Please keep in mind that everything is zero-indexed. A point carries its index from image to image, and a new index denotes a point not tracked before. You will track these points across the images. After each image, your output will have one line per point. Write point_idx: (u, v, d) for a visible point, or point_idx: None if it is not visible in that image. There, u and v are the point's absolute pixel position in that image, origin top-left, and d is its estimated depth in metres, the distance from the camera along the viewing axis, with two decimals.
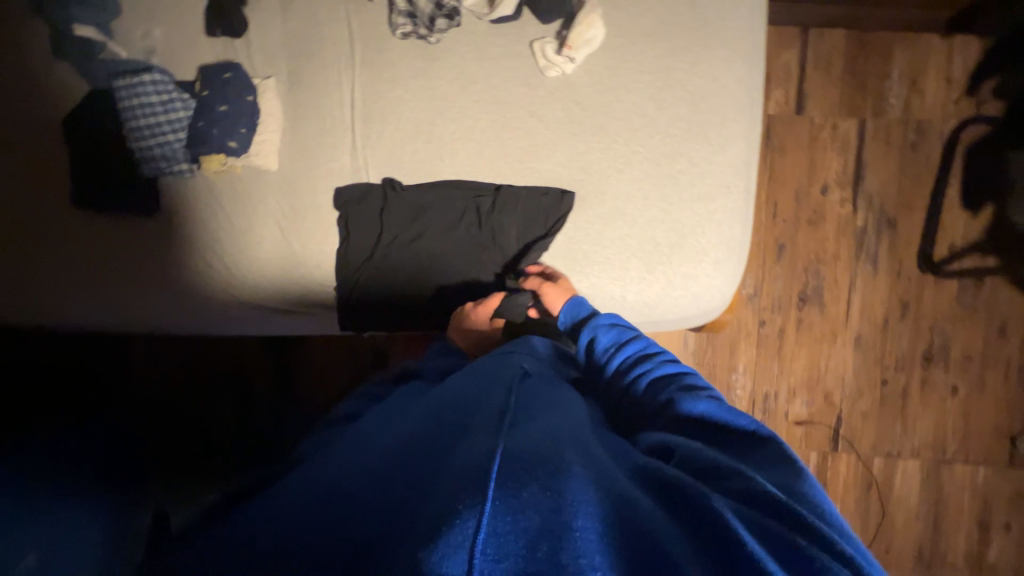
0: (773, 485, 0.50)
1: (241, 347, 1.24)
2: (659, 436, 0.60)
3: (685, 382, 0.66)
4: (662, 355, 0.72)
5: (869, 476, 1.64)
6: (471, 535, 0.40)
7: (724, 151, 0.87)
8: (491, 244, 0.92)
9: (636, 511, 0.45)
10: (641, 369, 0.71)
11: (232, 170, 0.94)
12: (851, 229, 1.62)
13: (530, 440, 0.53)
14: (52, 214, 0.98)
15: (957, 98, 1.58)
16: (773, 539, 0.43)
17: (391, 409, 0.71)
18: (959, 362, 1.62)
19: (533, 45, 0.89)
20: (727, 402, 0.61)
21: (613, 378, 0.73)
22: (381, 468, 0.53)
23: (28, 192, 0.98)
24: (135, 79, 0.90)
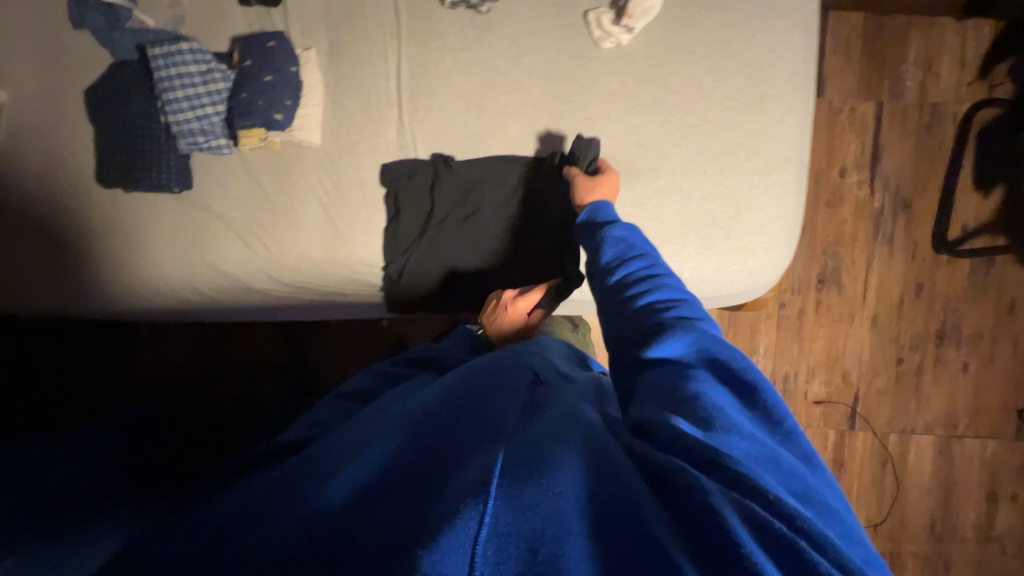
0: (773, 463, 0.44)
1: (257, 334, 1.24)
2: (643, 386, 0.53)
3: (679, 310, 0.57)
4: (666, 276, 0.63)
5: (884, 453, 1.67)
6: (473, 531, 0.37)
7: (780, 124, 0.86)
8: (542, 217, 0.90)
9: (631, 512, 0.41)
10: (639, 289, 0.62)
11: (272, 146, 0.90)
12: (868, 211, 1.64)
13: (541, 430, 0.49)
14: (66, 191, 0.92)
15: (970, 81, 1.61)
16: (771, 533, 0.38)
17: (398, 396, 0.66)
18: (970, 339, 1.66)
19: (587, 16, 0.87)
20: (722, 342, 0.53)
21: (609, 293, 0.65)
22: (383, 463, 0.50)
23: (38, 173, 0.93)
24: (173, 47, 0.85)
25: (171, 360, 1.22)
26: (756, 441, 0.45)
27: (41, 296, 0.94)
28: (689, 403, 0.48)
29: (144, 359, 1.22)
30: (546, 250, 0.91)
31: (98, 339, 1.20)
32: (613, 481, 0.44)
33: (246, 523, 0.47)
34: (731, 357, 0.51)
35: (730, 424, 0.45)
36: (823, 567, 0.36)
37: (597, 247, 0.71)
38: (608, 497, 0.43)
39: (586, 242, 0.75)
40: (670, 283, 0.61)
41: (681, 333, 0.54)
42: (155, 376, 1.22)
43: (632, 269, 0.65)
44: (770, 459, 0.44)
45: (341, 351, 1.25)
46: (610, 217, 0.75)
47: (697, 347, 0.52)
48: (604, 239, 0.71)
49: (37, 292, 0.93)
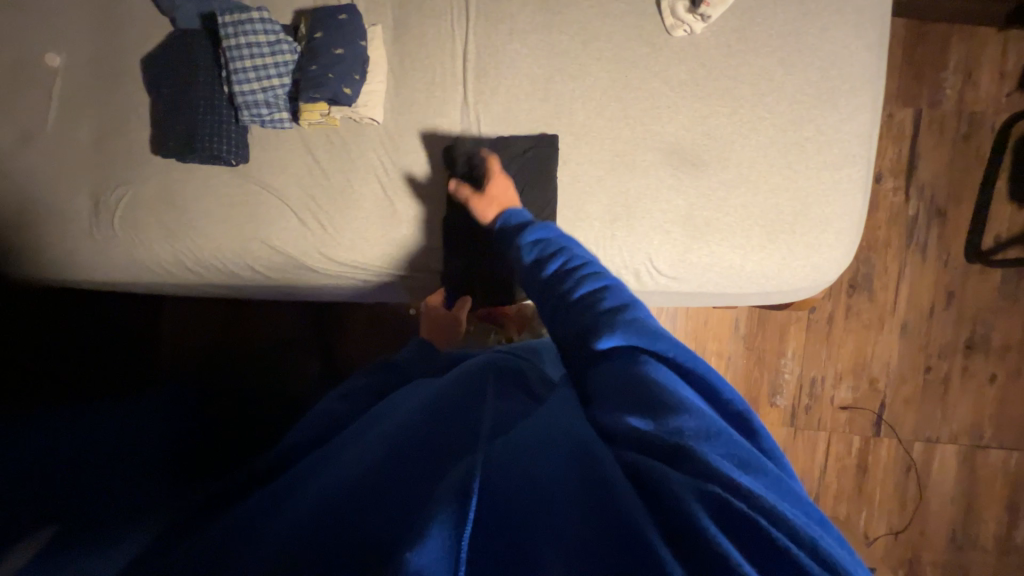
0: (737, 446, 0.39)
1: (283, 316, 1.20)
2: (595, 384, 0.49)
3: (605, 303, 0.54)
4: (588, 272, 0.59)
5: (908, 461, 1.61)
6: (456, 532, 0.35)
7: (851, 120, 0.86)
8: (527, 188, 0.87)
9: (601, 497, 0.38)
10: (564, 291, 0.58)
11: (332, 123, 0.89)
12: (903, 218, 1.58)
13: (525, 427, 0.48)
14: (114, 160, 0.90)
15: (1009, 92, 1.55)
16: (745, 525, 0.34)
17: (394, 396, 0.62)
18: (998, 350, 1.61)
19: (661, 3, 0.86)
20: (655, 326, 0.50)
21: (538, 300, 0.62)
22: (368, 457, 0.47)
23: (87, 140, 0.91)
24: (243, 16, 0.83)
25: (198, 343, 1.19)
26: (707, 420, 0.41)
27: (94, 265, 0.92)
28: (635, 392, 0.45)
29: (169, 341, 1.19)
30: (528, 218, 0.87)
31: (125, 316, 1.18)
32: (584, 467, 0.41)
33: (249, 533, 0.45)
34: (665, 338, 0.48)
35: (682, 407, 0.41)
36: (792, 553, 0.32)
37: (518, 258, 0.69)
38: (582, 481, 0.40)
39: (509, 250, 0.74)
40: (591, 278, 0.57)
41: (612, 326, 0.50)
42: (180, 358, 1.19)
43: (556, 268, 0.62)
44: (727, 434, 0.40)
45: (365, 335, 1.21)
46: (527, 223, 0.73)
47: (628, 334, 0.49)
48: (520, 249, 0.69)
49: (92, 262, 0.92)
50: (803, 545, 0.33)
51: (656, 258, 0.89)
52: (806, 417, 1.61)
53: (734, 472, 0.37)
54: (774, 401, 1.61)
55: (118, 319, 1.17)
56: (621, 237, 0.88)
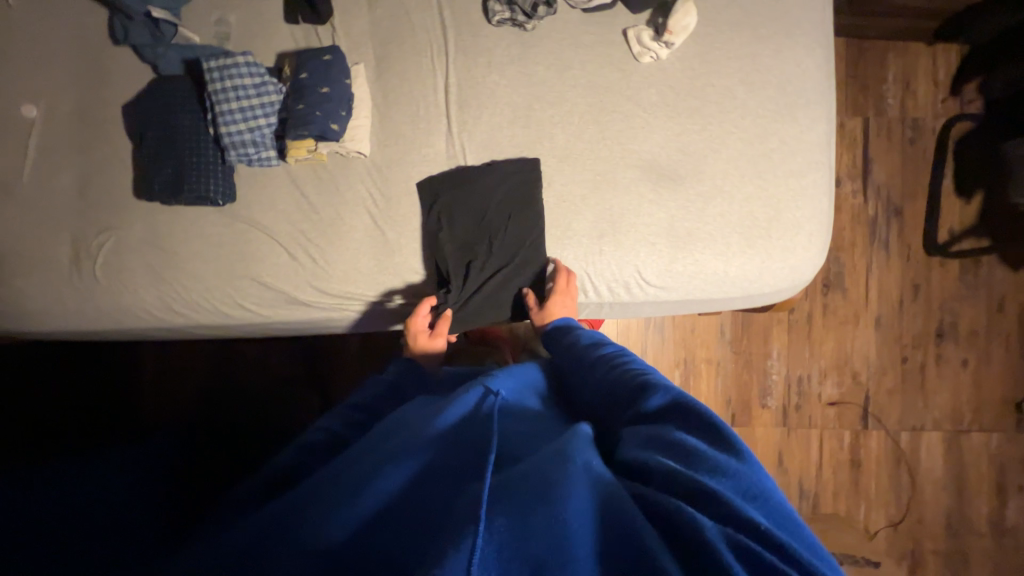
0: (759, 500, 0.46)
1: (271, 353, 1.17)
2: (627, 438, 0.56)
3: (648, 373, 0.65)
4: (630, 355, 0.71)
5: (898, 451, 1.66)
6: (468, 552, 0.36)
7: (810, 130, 0.93)
8: (513, 213, 0.91)
9: (626, 532, 0.41)
10: (613, 362, 0.70)
11: (319, 158, 0.90)
12: (864, 218, 1.68)
13: (543, 454, 0.49)
14: (95, 205, 0.89)
15: (943, 99, 1.67)
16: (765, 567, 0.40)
17: (410, 410, 0.60)
18: (967, 337, 1.69)
19: (627, 33, 0.92)
20: (685, 394, 0.58)
21: (587, 368, 0.73)
22: (389, 478, 0.46)
23: (66, 189, 0.89)
24: (228, 60, 0.85)
25: (183, 387, 1.15)
26: (739, 476, 0.47)
27: (79, 314, 0.89)
28: (673, 446, 0.51)
29: (150, 387, 1.14)
30: (515, 242, 0.91)
31: (106, 366, 1.13)
32: (606, 502, 0.44)
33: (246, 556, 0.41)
34: (694, 403, 0.55)
35: (711, 464, 0.47)
36: None
37: (565, 339, 0.81)
38: (605, 517, 0.43)
39: (550, 336, 0.85)
40: (634, 359, 0.70)
41: (657, 391, 0.60)
42: (165, 404, 1.15)
43: (603, 350, 0.74)
44: (756, 493, 0.46)
45: (357, 367, 1.18)
46: (569, 319, 0.86)
47: (668, 393, 0.59)
48: (569, 335, 0.82)
49: (75, 310, 0.89)
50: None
51: (644, 270, 0.92)
52: (798, 415, 1.65)
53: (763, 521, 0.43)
54: (766, 403, 1.64)
55: (98, 370, 1.12)
56: (608, 252, 0.92)
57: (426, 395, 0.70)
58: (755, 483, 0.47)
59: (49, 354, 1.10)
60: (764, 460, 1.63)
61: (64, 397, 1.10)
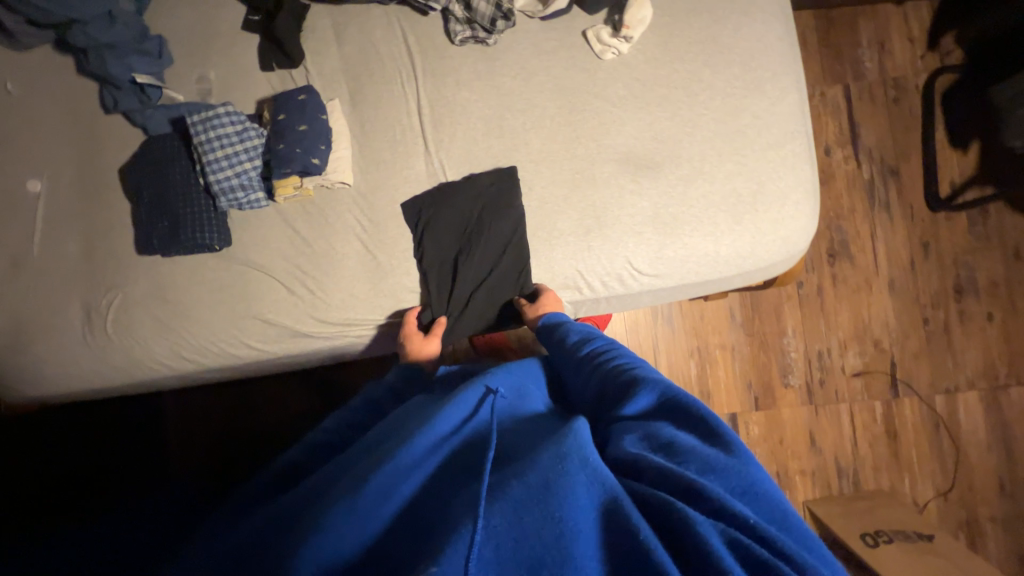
0: (748, 496, 0.48)
1: (282, 389, 1.19)
2: (621, 432, 0.57)
3: (639, 369, 0.66)
4: (622, 350, 0.72)
5: (935, 416, 1.59)
6: (468, 543, 0.38)
7: (781, 101, 0.93)
8: (494, 219, 0.92)
9: (626, 528, 0.42)
10: (604, 358, 0.71)
11: (305, 193, 0.93)
12: (861, 183, 1.64)
13: (543, 450, 0.48)
14: (99, 263, 0.93)
15: (923, 54, 1.64)
16: (757, 562, 0.41)
17: (408, 413, 0.59)
18: (988, 289, 1.63)
19: (586, 34, 0.95)
20: (679, 392, 0.60)
21: (580, 365, 0.73)
22: (388, 489, 0.44)
23: (72, 254, 0.94)
24: (210, 113, 0.90)
25: (201, 430, 1.18)
26: (730, 475, 0.49)
27: (95, 373, 0.93)
28: (666, 444, 0.53)
29: (168, 434, 1.17)
30: (499, 246, 0.93)
31: (129, 420, 1.16)
32: (610, 503, 0.44)
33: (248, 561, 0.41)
34: (688, 400, 0.57)
35: (703, 463, 0.50)
36: None
37: (559, 335, 0.81)
38: (607, 516, 0.43)
39: (543, 335, 0.85)
40: (626, 354, 0.71)
41: (647, 388, 0.61)
42: (184, 449, 1.17)
43: (595, 346, 0.75)
44: (746, 490, 0.49)
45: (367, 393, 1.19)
46: (561, 315, 0.86)
47: (659, 392, 0.61)
48: (562, 330, 0.82)
49: (91, 370, 0.92)
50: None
51: (634, 260, 0.92)
52: (823, 391, 1.60)
53: (753, 516, 0.44)
54: (787, 382, 1.59)
55: (120, 424, 1.15)
56: (596, 247, 0.92)
57: (422, 393, 0.69)
58: (746, 479, 0.49)
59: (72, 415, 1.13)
60: (795, 442, 1.57)
61: (91, 455, 1.13)
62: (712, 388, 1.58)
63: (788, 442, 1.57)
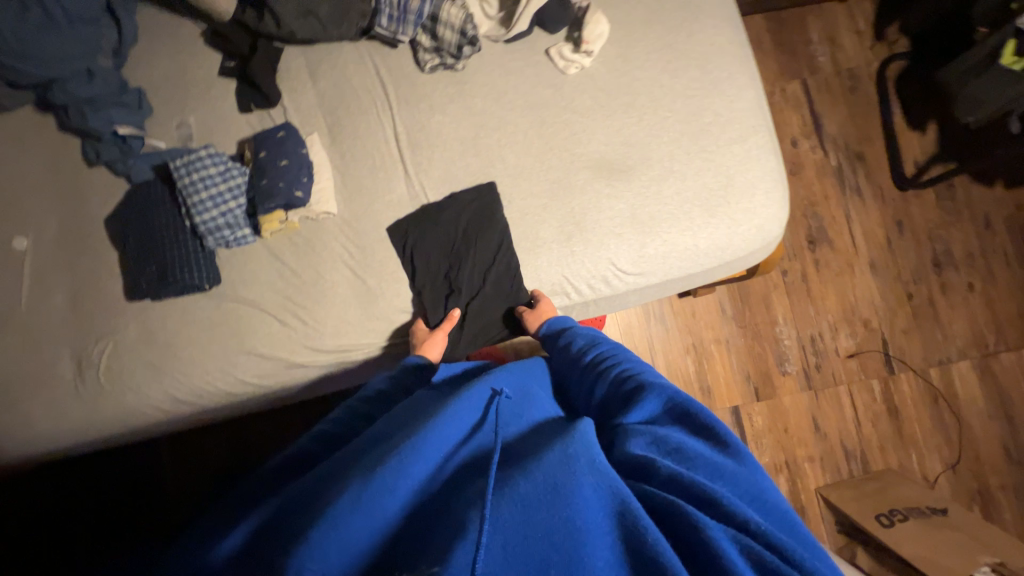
0: (752, 501, 0.50)
1: (281, 424, 1.18)
2: (626, 434, 0.58)
3: (645, 376, 0.67)
4: (627, 356, 0.73)
5: (932, 389, 1.61)
6: (475, 537, 0.40)
7: (739, 98, 0.98)
8: (479, 232, 0.94)
9: (632, 526, 0.43)
10: (611, 364, 0.72)
11: (291, 226, 0.95)
12: (830, 170, 1.70)
13: (549, 449, 0.49)
14: (88, 313, 0.93)
15: (871, 45, 1.73)
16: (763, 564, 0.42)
17: (410, 415, 0.60)
18: (965, 260, 1.67)
19: (549, 52, 1.00)
20: (685, 399, 0.61)
21: (586, 371, 0.74)
22: (393, 492, 0.44)
23: (60, 306, 0.94)
24: (193, 156, 0.92)
25: (200, 474, 1.16)
26: (736, 480, 0.51)
27: (88, 424, 0.92)
28: (672, 447, 0.54)
29: (167, 480, 1.16)
30: (487, 258, 0.95)
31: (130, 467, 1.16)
32: (618, 505, 0.45)
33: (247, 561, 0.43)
34: (693, 407, 0.59)
35: (711, 469, 0.51)
36: None
37: (564, 342, 0.82)
38: (614, 518, 0.45)
39: (547, 342, 0.86)
40: (632, 360, 0.72)
41: (654, 394, 0.62)
42: (184, 495, 1.15)
43: (600, 352, 0.76)
44: (751, 495, 0.51)
45: None
46: (566, 320, 0.87)
47: (665, 398, 0.62)
48: (567, 337, 0.82)
49: (83, 421, 0.91)
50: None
51: (617, 260, 0.95)
52: (820, 375, 1.61)
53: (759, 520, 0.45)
54: (785, 369, 1.61)
55: (122, 473, 1.15)
56: (579, 251, 0.94)
57: (420, 391, 0.69)
58: (749, 483, 0.51)
59: (75, 467, 1.14)
60: (799, 429, 1.57)
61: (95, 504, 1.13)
62: (712, 383, 1.59)
63: (793, 429, 1.57)
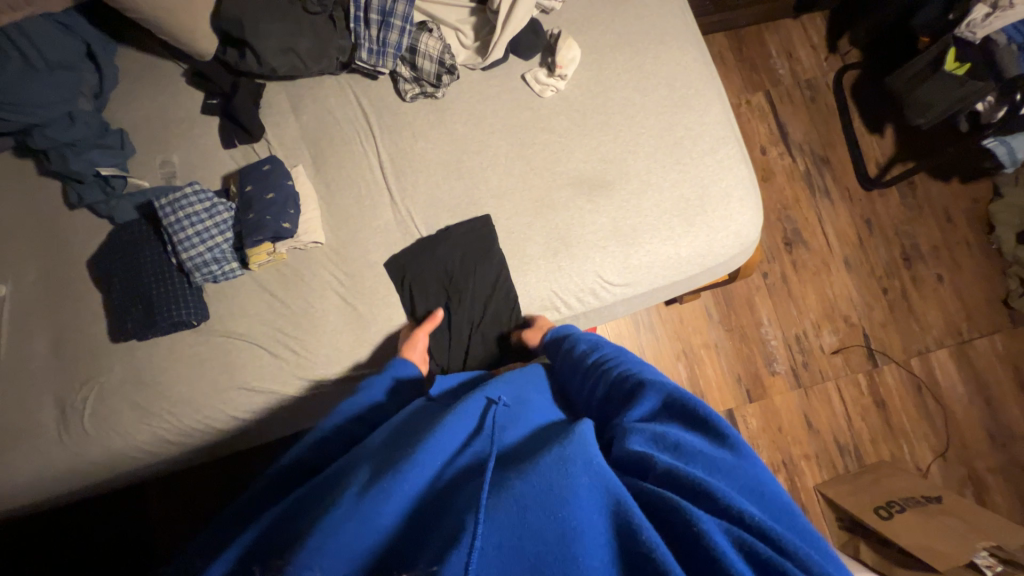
0: (748, 495, 0.51)
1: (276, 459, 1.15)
2: (625, 432, 0.59)
3: (646, 374, 0.67)
4: (629, 357, 0.73)
5: (915, 379, 1.66)
6: (472, 537, 0.42)
7: (708, 112, 1.03)
8: (474, 261, 0.96)
9: (625, 521, 0.44)
10: (612, 365, 0.72)
11: (279, 257, 0.95)
12: (799, 175, 1.78)
13: (545, 452, 0.50)
14: (72, 355, 0.91)
15: (826, 57, 1.84)
16: (756, 554, 0.43)
17: (411, 425, 0.61)
18: (932, 253, 1.75)
19: (525, 77, 1.04)
20: (684, 394, 0.61)
21: (588, 373, 0.75)
22: (391, 500, 0.47)
23: (41, 350, 0.92)
24: (178, 194, 0.92)
25: (192, 517, 1.12)
26: (733, 472, 0.52)
27: (72, 471, 0.89)
28: (670, 444, 0.55)
29: (156, 526, 1.11)
30: (484, 283, 0.96)
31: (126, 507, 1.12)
32: (613, 502, 0.46)
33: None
34: (692, 401, 0.59)
35: (709, 462, 0.52)
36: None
37: (568, 344, 0.83)
38: (610, 517, 0.45)
39: (552, 348, 0.86)
40: (635, 361, 0.72)
41: (652, 391, 0.63)
42: (175, 540, 1.11)
43: (603, 354, 0.76)
44: (749, 487, 0.52)
45: None
46: (568, 329, 0.88)
47: (663, 394, 0.62)
48: (571, 340, 0.83)
49: (66, 470, 0.88)
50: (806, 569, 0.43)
51: (605, 273, 0.97)
52: (808, 373, 1.65)
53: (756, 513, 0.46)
54: (773, 370, 1.64)
55: (111, 515, 1.11)
56: (567, 267, 0.97)
57: (420, 399, 0.70)
58: (746, 476, 0.52)
59: (62, 513, 1.10)
60: (793, 427, 1.60)
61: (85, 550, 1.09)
62: (705, 387, 1.61)
63: (787, 428, 1.60)
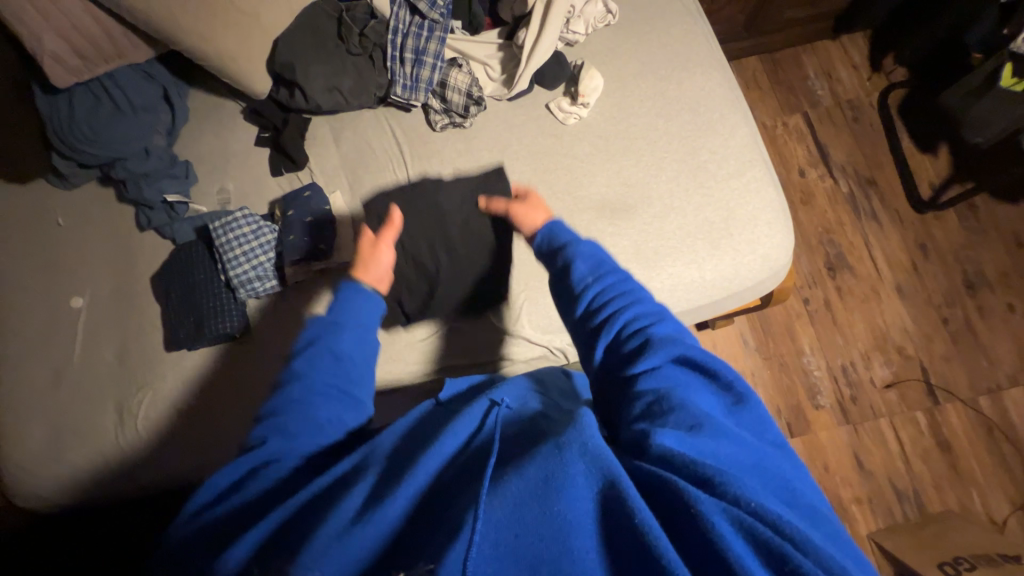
0: (762, 469, 0.51)
1: None
2: (636, 399, 0.56)
3: (656, 325, 0.61)
4: (636, 297, 0.65)
5: (984, 419, 1.50)
6: (471, 530, 0.43)
7: (732, 136, 1.03)
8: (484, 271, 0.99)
9: (619, 507, 0.45)
10: (617, 308, 0.64)
11: (316, 278, 1.03)
12: (842, 197, 1.70)
13: (543, 444, 0.50)
14: (133, 362, 1.01)
15: (869, 76, 1.77)
16: (765, 545, 0.42)
17: (422, 426, 0.63)
18: (1000, 280, 1.60)
19: (549, 106, 1.08)
20: (698, 353, 0.59)
21: (587, 309, 0.66)
22: (396, 503, 0.49)
23: (106, 358, 1.02)
24: (230, 218, 1.02)
25: None
26: (745, 445, 0.51)
27: (127, 471, 0.97)
28: (679, 414, 0.52)
29: None
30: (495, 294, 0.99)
31: None
32: (607, 486, 0.46)
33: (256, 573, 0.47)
34: (710, 364, 0.58)
35: (718, 431, 0.51)
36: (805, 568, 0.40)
37: (564, 265, 0.72)
38: (607, 501, 0.46)
39: (546, 263, 0.75)
40: (642, 302, 0.64)
41: (665, 349, 0.58)
42: None
43: (605, 287, 0.67)
44: (762, 464, 0.51)
45: None
46: (566, 234, 0.75)
47: (675, 353, 0.58)
48: (568, 259, 0.71)
49: (123, 468, 0.97)
50: (817, 562, 0.41)
51: None
52: (857, 408, 1.52)
53: (759, 498, 0.45)
54: (818, 404, 1.53)
55: None
56: None
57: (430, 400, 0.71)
58: (758, 439, 0.54)
59: None
60: (841, 467, 1.47)
61: None
62: None
63: (834, 468, 1.47)
